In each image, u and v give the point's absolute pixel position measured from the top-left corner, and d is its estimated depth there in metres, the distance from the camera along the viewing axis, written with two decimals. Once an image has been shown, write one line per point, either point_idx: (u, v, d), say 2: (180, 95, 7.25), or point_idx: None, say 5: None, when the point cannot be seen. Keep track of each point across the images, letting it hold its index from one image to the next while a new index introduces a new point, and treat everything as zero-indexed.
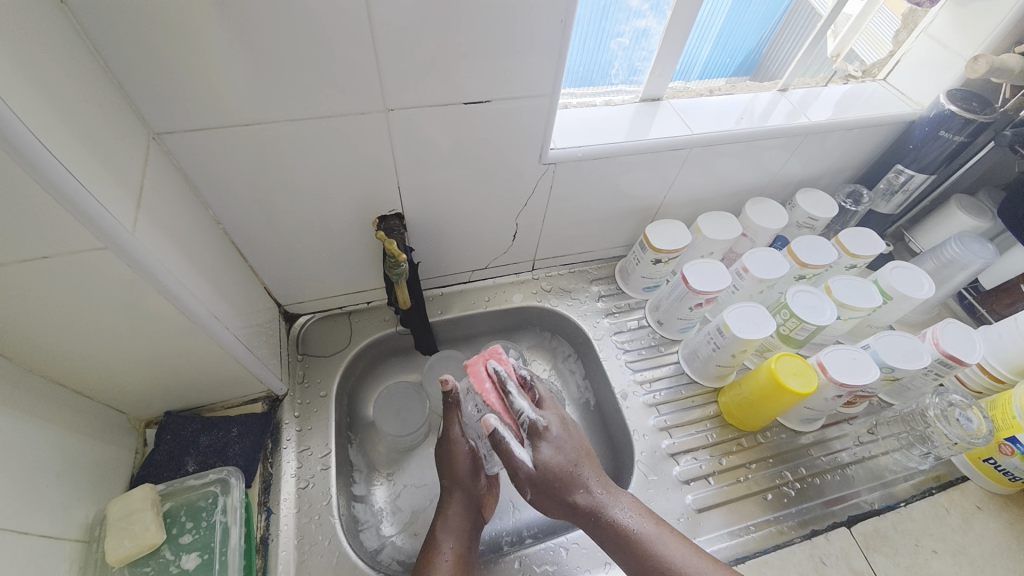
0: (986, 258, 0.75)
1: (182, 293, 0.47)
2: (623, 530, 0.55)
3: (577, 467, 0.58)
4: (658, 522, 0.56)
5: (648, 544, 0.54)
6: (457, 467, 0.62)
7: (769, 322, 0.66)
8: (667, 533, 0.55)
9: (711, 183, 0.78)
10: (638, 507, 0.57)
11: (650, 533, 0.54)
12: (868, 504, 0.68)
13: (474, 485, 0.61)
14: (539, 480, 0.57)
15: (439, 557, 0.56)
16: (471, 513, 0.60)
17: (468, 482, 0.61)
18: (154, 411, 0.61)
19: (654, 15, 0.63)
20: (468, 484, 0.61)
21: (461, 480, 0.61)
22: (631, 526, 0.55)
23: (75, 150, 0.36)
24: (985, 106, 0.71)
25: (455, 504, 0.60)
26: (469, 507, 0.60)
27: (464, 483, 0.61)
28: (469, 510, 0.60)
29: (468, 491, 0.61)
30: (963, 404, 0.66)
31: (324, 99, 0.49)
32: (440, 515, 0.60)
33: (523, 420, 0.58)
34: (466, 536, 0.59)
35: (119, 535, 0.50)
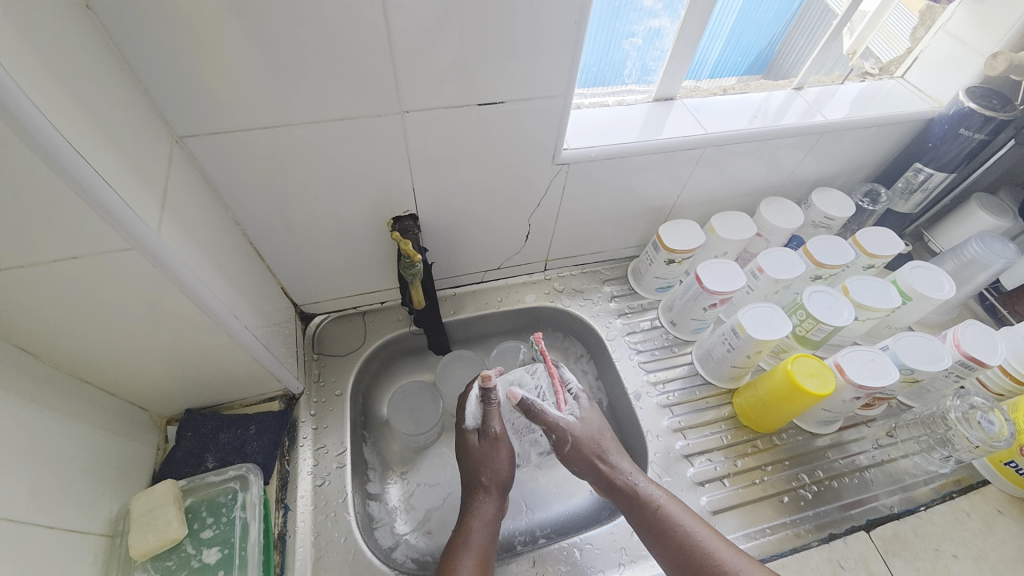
0: (1009, 258, 0.74)
1: (203, 292, 0.48)
2: (648, 505, 0.56)
3: (603, 439, 0.62)
4: (684, 505, 0.57)
5: (672, 519, 0.55)
6: (497, 465, 0.62)
7: (785, 323, 0.66)
8: (695, 516, 0.56)
9: (724, 183, 0.78)
10: (665, 490, 0.58)
11: (677, 511, 0.56)
12: (887, 508, 0.67)
13: (506, 484, 0.62)
14: (577, 440, 0.61)
15: (467, 555, 0.55)
16: (499, 513, 0.61)
17: (500, 482, 0.61)
18: (175, 409, 0.62)
19: (668, 15, 0.63)
20: (501, 484, 0.61)
21: (494, 478, 0.61)
22: (655, 501, 0.56)
23: (104, 153, 0.37)
24: (1005, 103, 0.69)
25: (487, 501, 0.60)
26: (499, 506, 0.61)
27: (496, 481, 0.61)
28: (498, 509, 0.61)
29: (499, 492, 0.61)
30: (984, 407, 0.64)
31: (341, 101, 0.50)
32: (468, 513, 0.60)
33: (566, 387, 0.65)
34: (492, 535, 0.58)
35: (143, 530, 0.51)
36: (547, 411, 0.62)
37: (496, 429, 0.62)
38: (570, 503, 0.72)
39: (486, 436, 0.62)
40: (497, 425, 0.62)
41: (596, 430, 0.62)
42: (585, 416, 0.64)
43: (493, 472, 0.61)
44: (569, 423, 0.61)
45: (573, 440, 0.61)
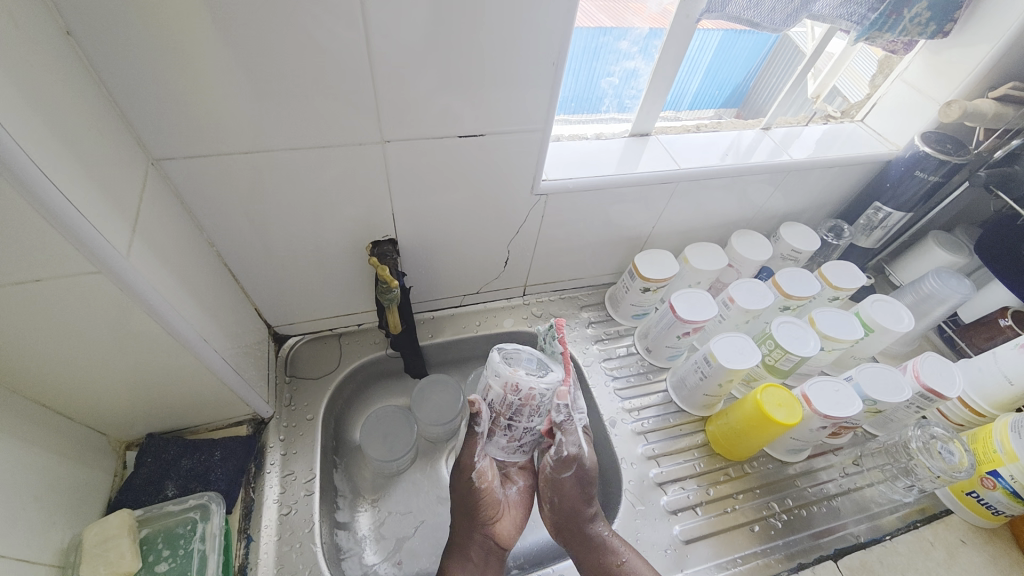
0: (964, 293, 0.77)
1: (172, 316, 0.47)
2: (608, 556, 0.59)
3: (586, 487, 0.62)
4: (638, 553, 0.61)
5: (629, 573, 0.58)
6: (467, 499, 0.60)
7: (756, 352, 0.67)
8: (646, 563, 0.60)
9: (697, 215, 0.81)
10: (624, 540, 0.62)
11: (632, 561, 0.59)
12: (855, 537, 0.68)
13: (487, 520, 0.61)
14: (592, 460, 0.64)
15: None
16: (482, 545, 0.60)
17: (470, 507, 0.60)
18: (136, 433, 0.60)
19: (643, 57, 0.67)
20: (473, 516, 0.60)
21: (466, 513, 0.60)
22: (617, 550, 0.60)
23: (74, 175, 0.37)
24: (958, 148, 0.74)
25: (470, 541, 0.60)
26: (480, 538, 0.60)
27: (467, 510, 0.60)
28: (476, 538, 0.60)
29: (470, 523, 0.60)
30: (945, 437, 0.67)
31: (322, 129, 0.51)
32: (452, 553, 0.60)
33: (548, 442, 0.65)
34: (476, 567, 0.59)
35: (94, 562, 0.48)
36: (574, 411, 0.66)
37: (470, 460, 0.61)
38: (544, 532, 0.71)
39: (461, 466, 0.61)
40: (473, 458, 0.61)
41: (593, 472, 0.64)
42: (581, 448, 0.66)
43: (475, 510, 0.60)
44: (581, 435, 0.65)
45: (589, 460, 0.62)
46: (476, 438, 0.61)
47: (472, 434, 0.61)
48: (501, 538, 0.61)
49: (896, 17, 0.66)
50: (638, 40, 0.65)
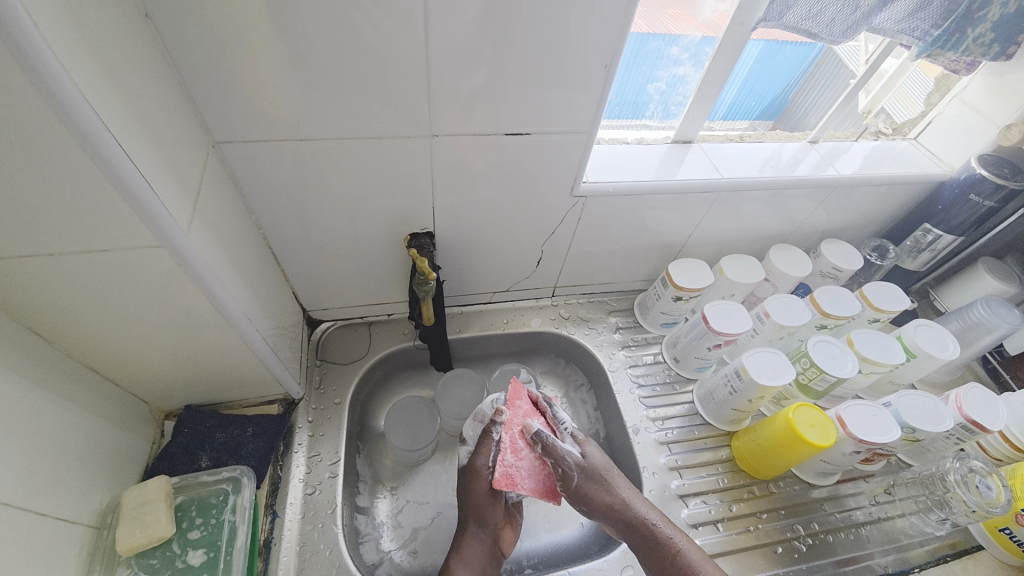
0: (1012, 324, 0.74)
1: (221, 292, 0.49)
2: (664, 548, 0.56)
3: (611, 474, 0.61)
4: (703, 552, 0.57)
5: (691, 566, 0.55)
6: (477, 499, 0.62)
7: (790, 370, 0.65)
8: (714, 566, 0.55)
9: (735, 226, 0.79)
10: (684, 534, 0.58)
11: (693, 556, 0.56)
12: (882, 568, 0.66)
13: (491, 520, 0.62)
14: (584, 468, 0.61)
15: None
16: (487, 544, 0.61)
17: (481, 510, 0.61)
18: (175, 404, 0.62)
19: (692, 64, 0.66)
20: (481, 514, 0.61)
21: (476, 512, 0.61)
22: (673, 544, 0.56)
23: (146, 150, 0.38)
24: (1015, 172, 0.71)
25: (475, 539, 0.60)
26: (484, 538, 0.61)
27: (477, 511, 0.61)
28: (484, 538, 0.61)
29: (480, 522, 0.61)
30: (984, 471, 0.63)
31: (372, 120, 0.52)
32: (455, 550, 0.60)
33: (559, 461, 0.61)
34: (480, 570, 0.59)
35: (132, 525, 0.51)
36: (559, 446, 0.61)
37: (479, 462, 0.63)
38: (560, 534, 0.71)
39: (468, 468, 0.64)
40: (481, 460, 0.63)
41: (605, 469, 0.61)
42: (590, 453, 0.63)
43: (486, 516, 0.61)
44: (575, 455, 0.61)
45: (581, 475, 0.60)
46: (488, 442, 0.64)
47: (485, 437, 0.64)
48: (505, 543, 0.63)
49: (959, 36, 0.64)
50: (689, 47, 0.64)
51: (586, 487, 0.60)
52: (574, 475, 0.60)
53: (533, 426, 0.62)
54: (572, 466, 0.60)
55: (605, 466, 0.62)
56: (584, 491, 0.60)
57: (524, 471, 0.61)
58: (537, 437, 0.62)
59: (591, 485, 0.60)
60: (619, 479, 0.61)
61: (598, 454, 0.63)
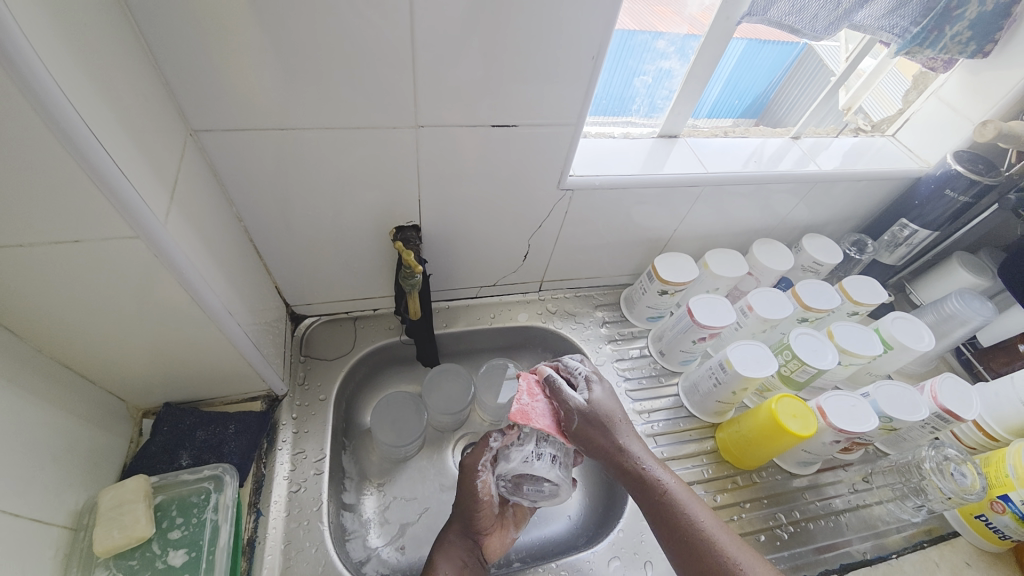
0: (985, 316, 0.76)
1: (201, 286, 0.48)
2: (653, 490, 0.56)
3: (614, 420, 0.59)
4: (695, 495, 0.56)
5: (679, 505, 0.54)
6: (465, 496, 0.62)
7: (772, 362, 0.67)
8: (705, 507, 0.55)
9: (720, 221, 0.80)
10: (677, 478, 0.57)
11: (683, 497, 0.55)
12: (860, 554, 0.67)
13: (480, 522, 0.61)
14: (585, 412, 0.59)
15: None
16: (468, 546, 0.60)
17: (466, 513, 0.61)
18: (153, 402, 0.61)
19: (678, 58, 0.66)
20: (465, 516, 0.61)
21: (463, 511, 0.62)
22: (662, 485, 0.56)
23: (120, 138, 0.37)
24: (989, 168, 0.74)
25: (459, 538, 0.60)
26: (468, 540, 0.61)
27: (461, 514, 0.62)
28: (467, 541, 0.60)
29: (464, 523, 0.61)
30: (958, 459, 0.66)
31: (357, 111, 0.51)
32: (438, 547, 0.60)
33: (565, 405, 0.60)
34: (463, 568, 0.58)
35: (109, 526, 0.49)
36: (565, 391, 0.60)
37: (471, 461, 0.65)
38: (547, 527, 0.71)
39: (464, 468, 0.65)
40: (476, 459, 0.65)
41: (605, 413, 0.59)
42: (598, 398, 0.61)
43: (472, 521, 0.61)
44: (580, 400, 0.60)
45: (581, 417, 0.59)
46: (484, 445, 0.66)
47: (484, 441, 0.66)
48: (489, 548, 0.62)
49: (937, 34, 0.65)
50: (675, 41, 0.64)
51: (585, 431, 0.59)
52: (576, 414, 0.59)
53: (546, 371, 0.62)
54: (574, 409, 0.59)
55: (609, 410, 0.60)
56: (584, 434, 0.59)
57: (539, 410, 0.59)
58: (549, 380, 0.61)
59: (590, 429, 0.59)
60: (621, 421, 0.60)
61: (606, 400, 0.61)
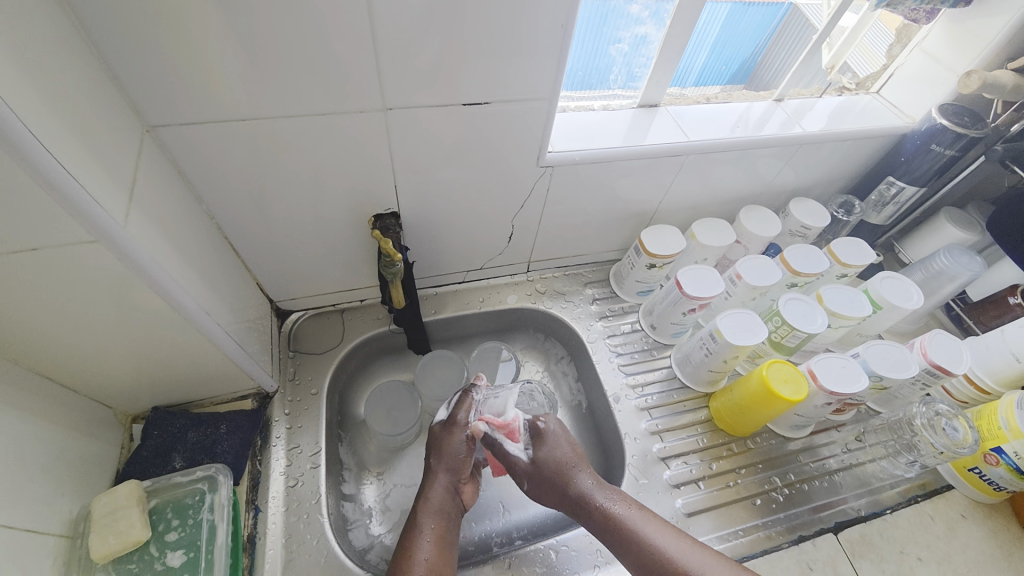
0: (974, 270, 0.76)
1: (175, 288, 0.47)
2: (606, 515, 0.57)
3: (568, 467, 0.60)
4: (648, 512, 0.58)
5: (633, 530, 0.55)
6: (451, 450, 0.62)
7: (762, 328, 0.67)
8: (659, 522, 0.57)
9: (705, 190, 0.79)
10: (629, 501, 0.59)
11: (637, 518, 0.56)
12: (855, 511, 0.68)
13: (459, 469, 0.62)
14: (535, 474, 0.61)
15: (422, 539, 0.56)
16: (450, 492, 0.61)
17: (454, 462, 0.62)
18: (141, 407, 0.61)
19: (654, 23, 0.64)
20: (453, 466, 0.62)
21: (449, 460, 0.62)
22: (610, 510, 0.57)
23: (67, 138, 0.35)
24: (976, 121, 0.73)
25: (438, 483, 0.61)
26: (449, 488, 0.61)
27: (449, 463, 0.62)
28: (449, 489, 0.61)
29: (450, 472, 0.62)
30: (949, 413, 0.67)
31: (322, 97, 0.49)
32: (421, 500, 0.60)
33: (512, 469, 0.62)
34: (447, 517, 0.59)
35: (104, 532, 0.50)
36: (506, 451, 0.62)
37: (461, 417, 0.64)
38: (547, 505, 0.72)
39: (449, 422, 0.64)
40: (463, 415, 0.64)
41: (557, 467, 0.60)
42: (552, 445, 0.62)
43: (455, 467, 0.62)
44: (525, 460, 0.61)
45: (530, 480, 0.61)
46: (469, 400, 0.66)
47: (467, 395, 0.66)
48: (466, 496, 0.63)
49: None
50: (649, 5, 0.62)
51: (538, 489, 0.61)
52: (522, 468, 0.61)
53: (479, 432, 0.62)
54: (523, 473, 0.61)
55: (564, 456, 0.61)
56: (537, 492, 0.61)
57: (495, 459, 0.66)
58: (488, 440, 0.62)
59: (539, 486, 0.61)
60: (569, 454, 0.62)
61: (555, 450, 0.62)
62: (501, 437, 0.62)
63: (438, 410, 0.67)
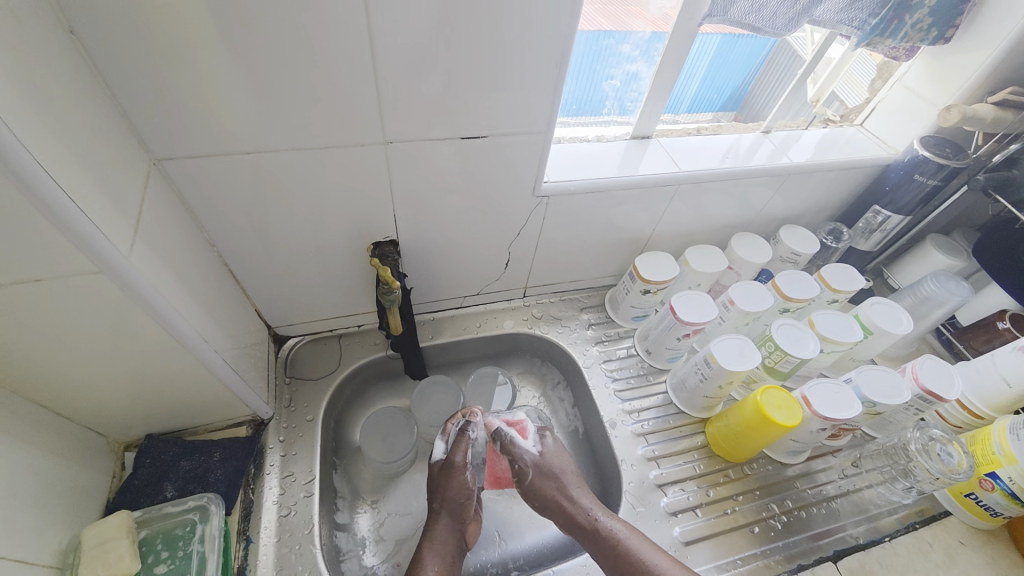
0: (962, 295, 0.78)
1: (174, 317, 0.47)
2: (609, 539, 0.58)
3: (564, 473, 0.66)
4: (645, 537, 0.59)
5: (633, 552, 0.57)
6: (453, 492, 0.63)
7: (756, 354, 0.67)
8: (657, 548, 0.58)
9: (698, 218, 0.81)
10: (627, 524, 0.60)
11: (637, 543, 0.58)
12: (854, 538, 0.68)
13: (462, 511, 0.63)
14: (540, 468, 0.66)
15: None
16: (454, 535, 0.62)
17: (456, 506, 0.63)
18: (135, 434, 0.60)
19: (644, 60, 0.67)
20: (455, 509, 0.63)
21: (450, 505, 0.63)
22: (615, 534, 0.58)
23: (76, 171, 0.36)
24: (957, 152, 0.75)
25: (443, 526, 0.62)
26: (454, 530, 0.62)
27: (452, 506, 0.63)
28: (452, 530, 0.62)
29: (452, 516, 0.63)
30: (944, 438, 0.67)
31: (325, 130, 0.51)
32: (424, 543, 0.61)
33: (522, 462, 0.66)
34: (450, 559, 0.60)
35: (93, 564, 0.48)
36: (517, 444, 0.67)
37: (459, 459, 0.66)
38: (544, 533, 0.70)
39: (447, 465, 0.66)
40: (461, 455, 0.66)
41: (559, 466, 0.66)
42: (550, 450, 0.68)
43: (458, 508, 0.63)
44: (534, 453, 0.67)
45: (536, 472, 0.66)
46: (466, 437, 0.68)
47: (462, 434, 0.68)
48: (469, 537, 0.64)
49: (897, 23, 0.67)
50: (640, 44, 0.65)
51: (539, 483, 0.65)
52: (528, 467, 0.66)
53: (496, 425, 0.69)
54: (529, 464, 0.66)
55: (561, 463, 0.67)
56: (538, 489, 0.65)
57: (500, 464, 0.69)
58: (500, 435, 0.68)
59: (545, 480, 0.65)
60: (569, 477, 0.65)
61: (556, 454, 0.68)
62: (512, 432, 0.69)
63: (436, 448, 0.68)
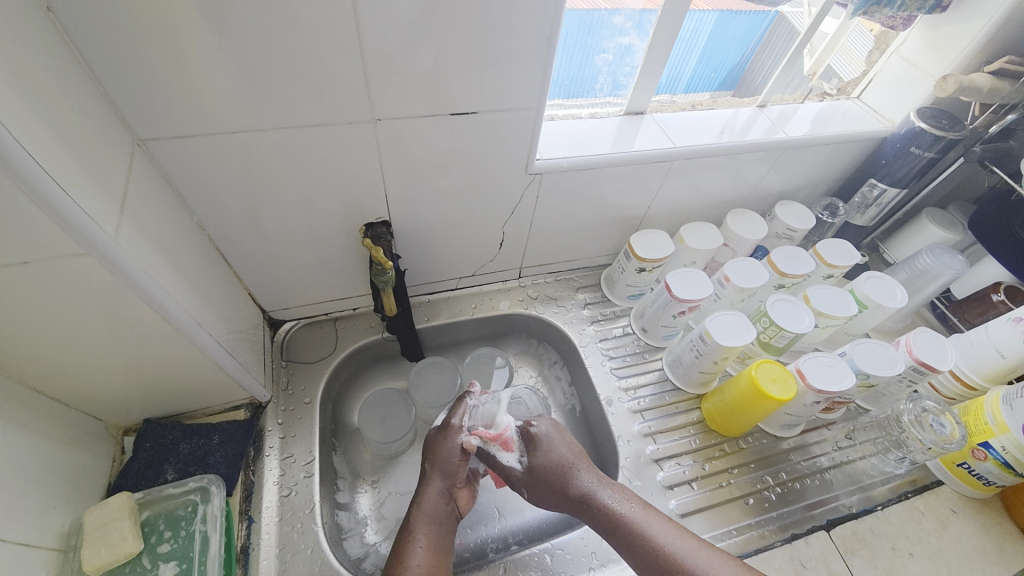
0: (957, 269, 0.78)
1: (166, 300, 0.47)
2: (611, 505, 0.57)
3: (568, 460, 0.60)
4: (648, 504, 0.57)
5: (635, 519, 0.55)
6: (447, 456, 0.60)
7: (750, 330, 0.68)
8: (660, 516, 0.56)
9: (693, 195, 0.80)
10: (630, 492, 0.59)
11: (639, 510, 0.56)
12: (846, 508, 0.69)
13: (454, 474, 0.60)
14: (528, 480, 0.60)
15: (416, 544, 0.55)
16: (445, 499, 0.59)
17: (447, 467, 0.60)
18: (133, 419, 0.60)
19: (637, 33, 0.66)
20: (447, 469, 0.60)
21: (442, 464, 0.60)
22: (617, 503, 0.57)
23: (57, 152, 0.36)
24: (954, 123, 0.74)
25: (433, 488, 0.59)
26: (444, 492, 0.59)
27: (443, 468, 0.60)
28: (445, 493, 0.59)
29: (443, 477, 0.60)
30: (936, 410, 0.68)
31: (312, 109, 0.50)
32: (415, 504, 0.58)
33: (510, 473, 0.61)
34: (441, 522, 0.57)
35: (96, 545, 0.49)
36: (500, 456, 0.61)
37: (456, 422, 0.62)
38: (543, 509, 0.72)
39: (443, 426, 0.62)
40: (457, 420, 0.62)
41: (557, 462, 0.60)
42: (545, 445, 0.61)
43: (451, 470, 0.60)
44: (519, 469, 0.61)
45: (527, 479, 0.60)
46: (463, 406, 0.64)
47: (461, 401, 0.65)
48: (461, 502, 0.61)
49: None
50: (632, 16, 0.64)
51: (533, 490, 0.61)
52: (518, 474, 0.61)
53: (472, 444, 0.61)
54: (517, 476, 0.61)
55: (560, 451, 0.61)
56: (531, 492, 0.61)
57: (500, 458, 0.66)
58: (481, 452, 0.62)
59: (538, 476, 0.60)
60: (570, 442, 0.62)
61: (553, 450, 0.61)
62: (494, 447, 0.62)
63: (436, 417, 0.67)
